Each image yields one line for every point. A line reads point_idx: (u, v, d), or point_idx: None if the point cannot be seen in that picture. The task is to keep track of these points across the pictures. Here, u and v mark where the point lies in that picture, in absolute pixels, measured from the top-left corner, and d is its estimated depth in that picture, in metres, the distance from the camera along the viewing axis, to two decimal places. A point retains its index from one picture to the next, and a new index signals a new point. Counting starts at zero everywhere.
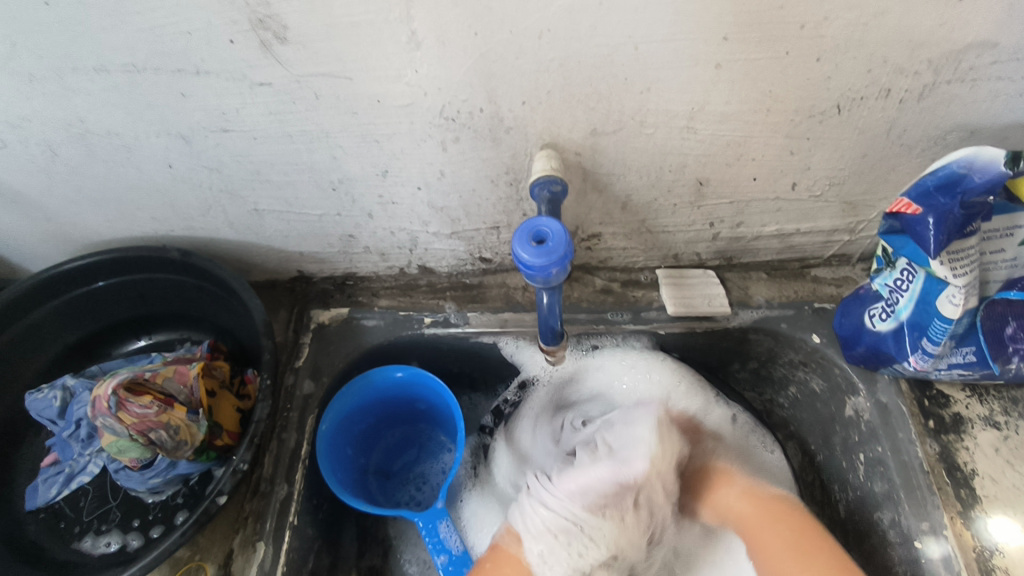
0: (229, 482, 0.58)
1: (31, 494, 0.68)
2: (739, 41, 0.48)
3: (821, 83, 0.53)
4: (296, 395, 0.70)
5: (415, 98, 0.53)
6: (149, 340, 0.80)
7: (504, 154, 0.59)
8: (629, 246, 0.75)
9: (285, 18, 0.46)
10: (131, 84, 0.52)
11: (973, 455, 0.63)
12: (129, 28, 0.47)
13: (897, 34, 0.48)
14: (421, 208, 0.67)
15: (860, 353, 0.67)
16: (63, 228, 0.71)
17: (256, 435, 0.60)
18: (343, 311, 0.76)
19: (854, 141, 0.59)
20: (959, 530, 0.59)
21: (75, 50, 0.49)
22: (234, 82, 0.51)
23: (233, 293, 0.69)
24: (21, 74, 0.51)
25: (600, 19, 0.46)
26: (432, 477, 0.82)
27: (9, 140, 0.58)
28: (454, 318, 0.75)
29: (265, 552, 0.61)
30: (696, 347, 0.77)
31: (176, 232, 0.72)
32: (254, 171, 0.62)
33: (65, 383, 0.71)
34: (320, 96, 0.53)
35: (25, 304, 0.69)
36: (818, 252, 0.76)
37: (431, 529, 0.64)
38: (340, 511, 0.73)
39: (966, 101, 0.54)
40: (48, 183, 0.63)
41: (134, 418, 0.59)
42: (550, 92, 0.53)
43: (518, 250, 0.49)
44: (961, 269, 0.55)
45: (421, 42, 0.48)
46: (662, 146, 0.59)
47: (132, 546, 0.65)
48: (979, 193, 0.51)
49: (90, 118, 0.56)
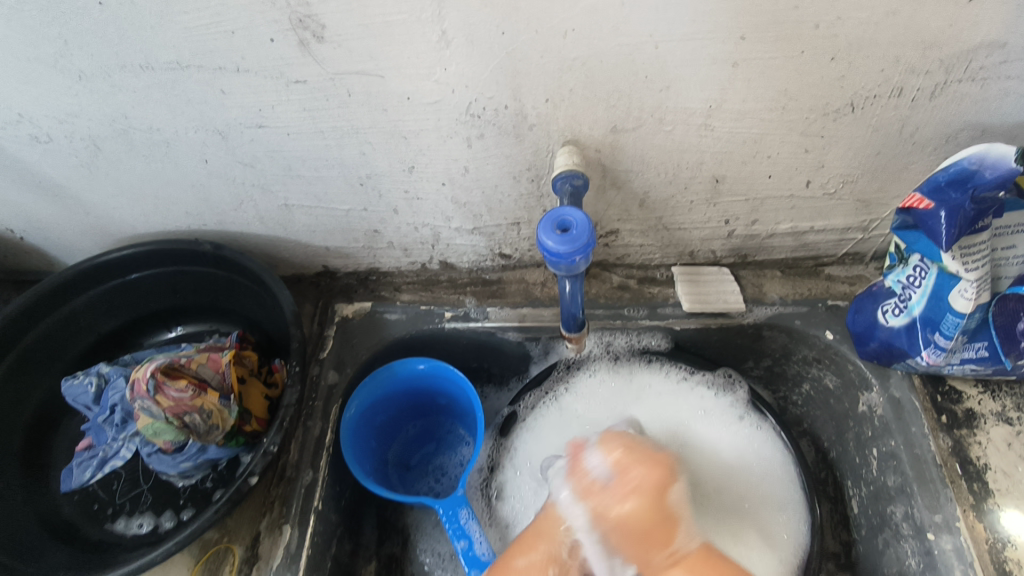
0: (260, 464, 0.60)
1: (66, 476, 0.71)
2: (755, 40, 0.50)
3: (835, 82, 0.55)
4: (321, 385, 0.73)
5: (444, 95, 0.55)
6: (179, 332, 0.83)
7: (527, 150, 0.62)
8: (646, 243, 0.77)
9: (323, 18, 0.48)
10: (175, 82, 0.55)
11: (986, 449, 0.64)
12: (177, 27, 0.49)
13: (909, 34, 0.50)
14: (444, 204, 0.69)
15: (873, 349, 0.68)
16: (101, 221, 0.74)
17: (285, 419, 0.62)
18: (367, 305, 0.78)
19: (867, 139, 0.61)
20: (971, 522, 0.60)
21: (124, 49, 0.52)
22: (272, 80, 0.54)
23: (263, 285, 0.71)
24: (72, 72, 0.54)
25: (622, 19, 0.48)
26: (450, 469, 0.83)
27: (55, 135, 0.61)
28: (474, 312, 0.77)
29: (291, 535, 0.63)
30: (712, 344, 0.79)
31: (208, 227, 0.75)
32: (286, 166, 0.64)
33: (99, 370, 0.74)
34: (353, 93, 0.55)
35: (65, 293, 0.72)
36: (832, 250, 0.78)
37: (451, 515, 0.65)
38: (362, 499, 0.75)
39: (976, 101, 0.56)
40: (90, 176, 0.66)
41: (170, 401, 0.62)
42: (573, 89, 0.55)
43: (543, 238, 0.50)
44: (973, 264, 0.56)
45: (451, 41, 0.50)
46: (679, 143, 0.61)
47: (164, 527, 0.67)
48: (990, 188, 0.52)
49: (134, 114, 0.58)
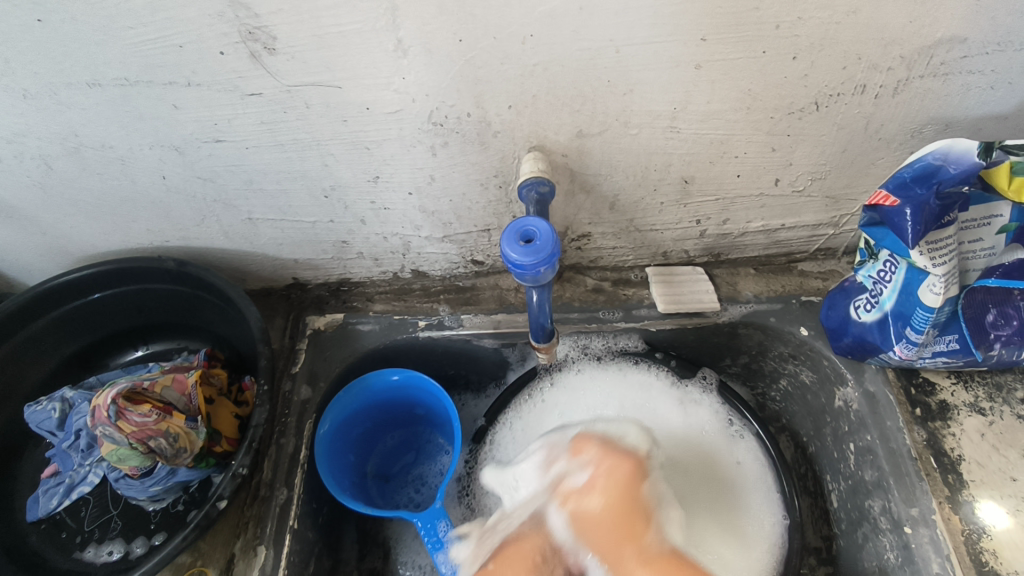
0: (229, 487, 0.58)
1: (32, 505, 0.69)
2: (717, 41, 0.50)
3: (798, 82, 0.54)
4: (294, 401, 0.71)
5: (404, 105, 0.54)
6: (146, 351, 0.81)
7: (492, 157, 0.61)
8: (618, 245, 0.76)
9: (274, 30, 0.47)
10: (125, 98, 0.53)
11: (960, 440, 0.64)
12: (123, 42, 0.48)
13: (869, 32, 0.50)
14: (413, 213, 0.68)
15: (846, 344, 0.68)
16: (59, 241, 0.72)
17: (255, 440, 0.60)
18: (339, 317, 0.77)
19: (833, 137, 0.61)
20: (947, 514, 0.60)
21: (69, 66, 0.50)
22: (226, 93, 0.52)
23: (230, 302, 0.70)
24: (16, 90, 0.52)
25: (581, 24, 0.47)
26: (430, 479, 0.82)
27: (4, 156, 0.59)
28: (448, 320, 0.76)
29: (266, 557, 0.62)
30: (688, 344, 0.79)
31: (171, 242, 0.73)
32: (247, 180, 0.63)
33: (63, 395, 0.72)
34: (311, 105, 0.54)
35: (25, 316, 0.70)
36: (804, 246, 0.78)
37: (430, 529, 0.64)
38: (340, 515, 0.74)
39: (939, 95, 0.56)
40: (44, 196, 0.64)
41: (133, 426, 0.60)
42: (535, 95, 0.54)
43: (507, 250, 0.50)
44: (941, 259, 0.56)
45: (408, 50, 0.49)
46: (646, 146, 0.60)
47: (135, 553, 0.66)
48: (954, 184, 0.52)
49: (85, 132, 0.57)
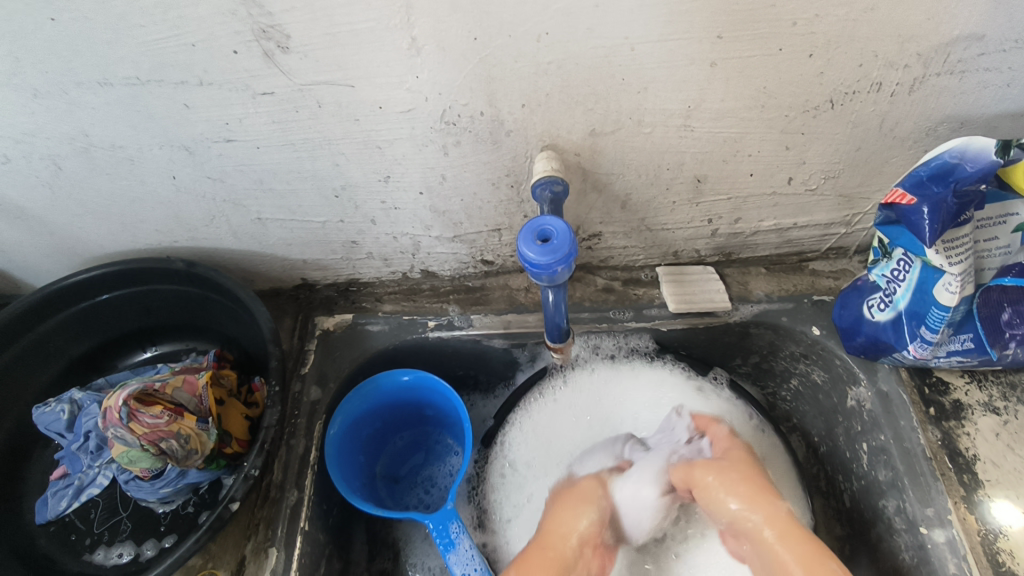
0: (242, 488, 0.58)
1: (40, 508, 0.68)
2: (733, 39, 0.49)
3: (814, 79, 0.54)
4: (304, 402, 0.71)
5: (417, 104, 0.54)
6: (154, 352, 0.81)
7: (504, 156, 0.60)
8: (629, 245, 0.76)
9: (287, 28, 0.47)
10: (136, 97, 0.53)
11: (975, 440, 0.64)
12: (135, 41, 0.47)
13: (886, 29, 0.49)
14: (423, 212, 0.68)
15: (860, 343, 0.68)
16: (67, 241, 0.71)
17: (266, 441, 0.60)
18: (348, 318, 0.77)
19: (847, 135, 0.60)
20: (962, 515, 0.60)
21: (80, 65, 0.49)
22: (237, 92, 0.52)
23: (240, 303, 0.69)
24: (26, 90, 0.51)
25: (597, 21, 0.47)
26: (439, 480, 0.82)
27: (13, 156, 0.58)
28: (458, 321, 0.75)
29: (277, 558, 0.62)
30: (699, 343, 0.78)
31: (180, 243, 0.73)
32: (258, 179, 0.62)
33: (72, 397, 0.72)
34: (323, 104, 0.53)
35: (33, 317, 0.69)
36: (815, 245, 0.77)
37: (442, 530, 0.64)
38: (350, 516, 0.73)
39: (955, 93, 0.56)
40: (52, 196, 0.64)
41: (144, 428, 0.60)
42: (549, 94, 0.54)
43: (523, 249, 0.49)
44: (957, 258, 0.56)
45: (422, 48, 0.49)
46: (659, 145, 0.60)
47: (146, 556, 0.65)
48: (972, 182, 0.52)
49: (95, 132, 0.56)
